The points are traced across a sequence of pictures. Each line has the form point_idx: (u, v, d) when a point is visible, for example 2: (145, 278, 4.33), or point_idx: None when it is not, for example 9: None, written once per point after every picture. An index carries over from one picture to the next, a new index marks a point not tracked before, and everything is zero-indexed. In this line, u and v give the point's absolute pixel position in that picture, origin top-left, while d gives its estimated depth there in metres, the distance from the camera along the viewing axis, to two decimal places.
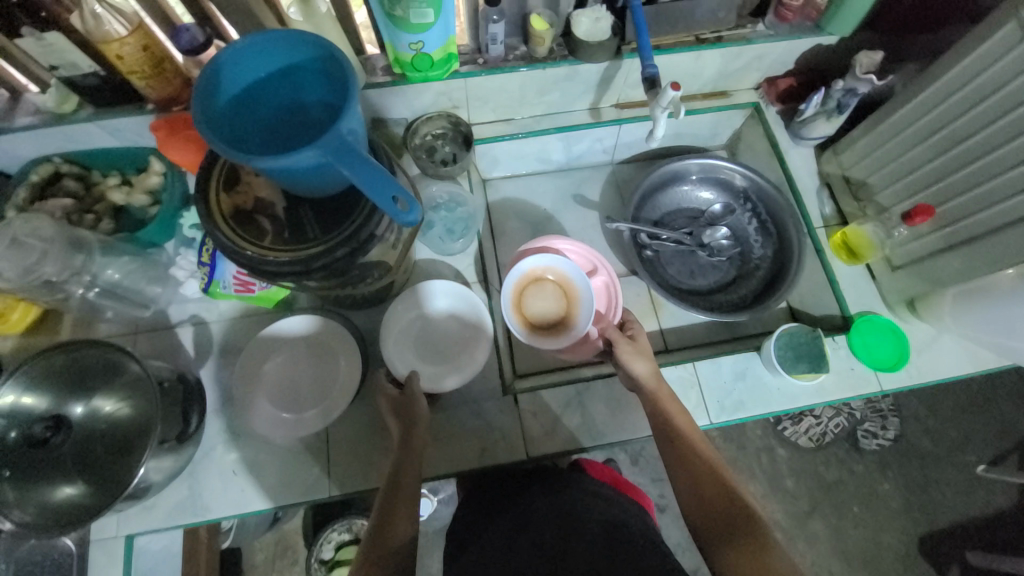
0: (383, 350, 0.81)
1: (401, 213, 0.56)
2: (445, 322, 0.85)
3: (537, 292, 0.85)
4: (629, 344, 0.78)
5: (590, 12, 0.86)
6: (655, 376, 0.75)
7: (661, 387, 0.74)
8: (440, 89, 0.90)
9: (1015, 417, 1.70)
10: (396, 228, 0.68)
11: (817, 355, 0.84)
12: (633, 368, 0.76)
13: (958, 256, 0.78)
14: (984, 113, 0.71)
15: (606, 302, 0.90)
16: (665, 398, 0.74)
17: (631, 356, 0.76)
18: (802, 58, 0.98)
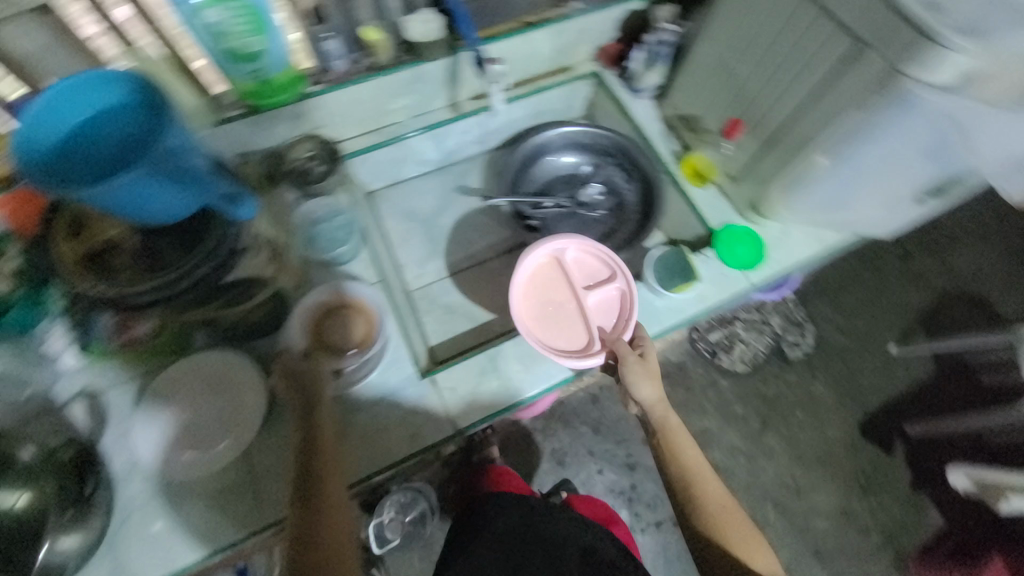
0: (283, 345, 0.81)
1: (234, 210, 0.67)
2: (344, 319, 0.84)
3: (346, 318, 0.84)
4: (639, 365, 0.82)
5: (418, 17, 0.93)
6: (659, 402, 0.86)
7: (667, 414, 0.85)
8: (295, 112, 0.93)
9: (910, 297, 1.90)
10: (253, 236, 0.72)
11: (687, 268, 0.95)
12: (642, 388, 0.83)
13: (777, 154, 0.88)
14: (753, 32, 0.84)
15: (623, 311, 0.87)
16: (671, 425, 0.86)
17: (638, 378, 0.82)
18: (620, 24, 1.11)
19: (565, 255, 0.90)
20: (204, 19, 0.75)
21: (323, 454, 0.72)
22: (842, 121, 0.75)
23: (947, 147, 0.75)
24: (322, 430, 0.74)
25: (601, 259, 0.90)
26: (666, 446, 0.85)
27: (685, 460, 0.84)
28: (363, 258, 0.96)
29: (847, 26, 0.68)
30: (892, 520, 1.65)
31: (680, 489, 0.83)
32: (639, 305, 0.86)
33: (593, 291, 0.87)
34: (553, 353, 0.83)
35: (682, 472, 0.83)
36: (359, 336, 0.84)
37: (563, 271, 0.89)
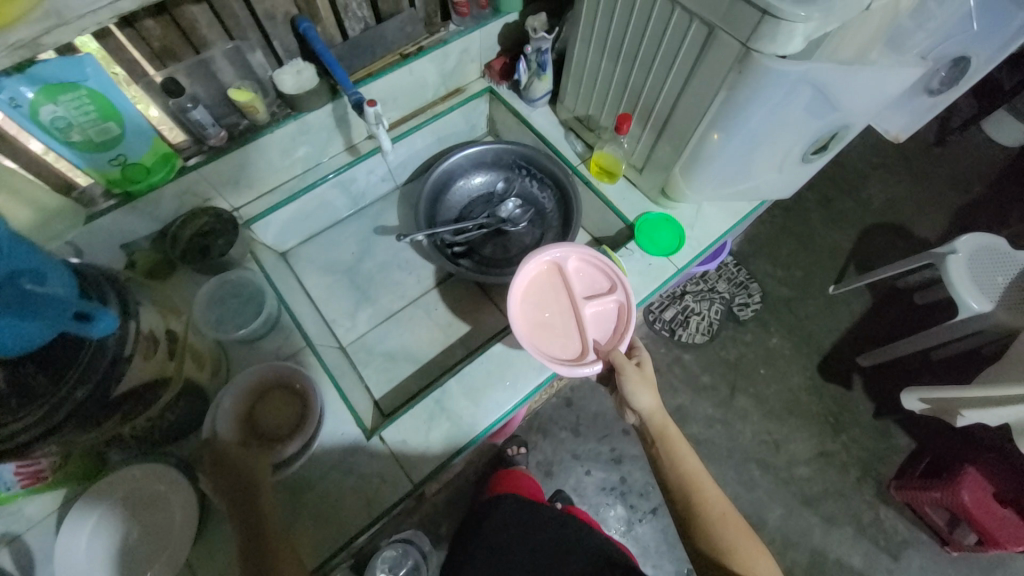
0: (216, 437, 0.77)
1: (92, 328, 0.59)
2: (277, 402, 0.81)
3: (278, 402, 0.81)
4: (637, 373, 0.85)
5: (289, 68, 0.90)
6: (656, 412, 0.88)
7: (666, 422, 0.86)
8: (178, 190, 0.87)
9: (835, 236, 2.01)
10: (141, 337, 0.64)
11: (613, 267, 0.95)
12: (639, 395, 0.85)
13: (667, 141, 0.90)
14: (617, 30, 0.85)
15: (619, 323, 0.86)
16: (670, 434, 0.86)
17: (636, 387, 0.85)
18: (501, 39, 1.11)
19: (565, 264, 0.88)
20: (40, 116, 0.68)
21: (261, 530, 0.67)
22: (717, 101, 0.76)
23: (816, 108, 0.77)
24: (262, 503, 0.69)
25: (600, 270, 0.89)
26: (665, 454, 0.85)
27: (687, 469, 0.84)
28: (282, 325, 0.90)
29: (696, 13, 0.69)
30: (865, 451, 1.73)
31: (680, 496, 0.83)
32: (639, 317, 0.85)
33: (591, 302, 0.86)
34: (554, 363, 0.80)
35: (681, 479, 0.84)
36: (296, 418, 0.81)
37: (563, 279, 0.87)
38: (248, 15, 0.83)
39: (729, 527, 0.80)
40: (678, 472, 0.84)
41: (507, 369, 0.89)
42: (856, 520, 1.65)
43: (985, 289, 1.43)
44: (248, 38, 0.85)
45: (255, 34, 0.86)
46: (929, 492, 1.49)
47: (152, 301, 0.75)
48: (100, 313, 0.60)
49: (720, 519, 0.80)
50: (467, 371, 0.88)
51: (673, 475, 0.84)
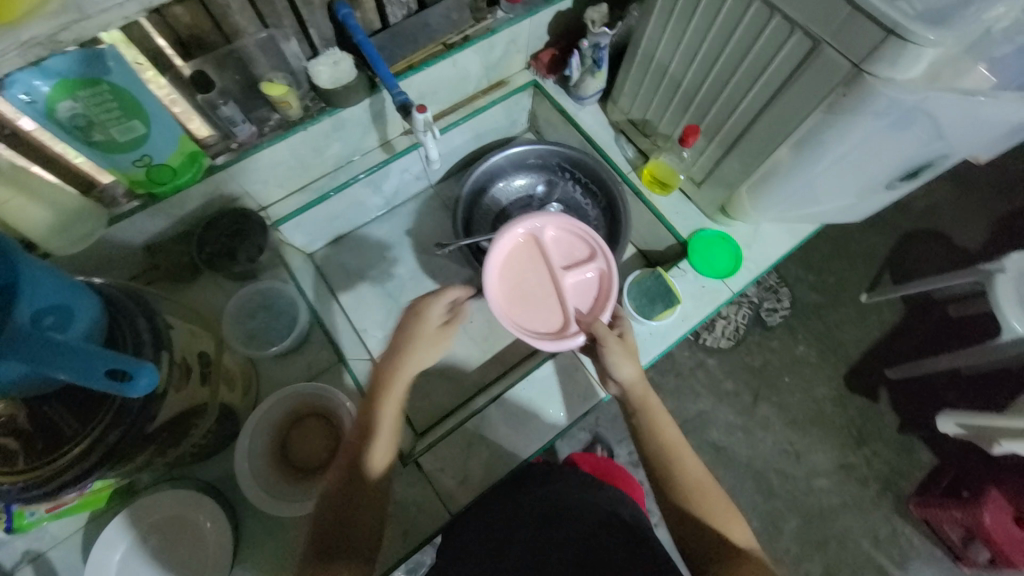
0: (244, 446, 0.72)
1: (128, 386, 0.48)
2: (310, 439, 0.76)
3: (313, 434, 0.76)
4: (619, 343, 0.75)
5: (326, 57, 0.81)
6: (639, 381, 0.76)
7: (647, 391, 0.75)
8: (206, 190, 0.81)
9: (874, 245, 1.75)
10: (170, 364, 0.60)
11: (665, 292, 0.91)
12: (623, 368, 0.75)
13: (738, 158, 0.82)
14: (695, 32, 0.76)
15: (601, 293, 0.83)
16: (652, 404, 0.75)
17: (620, 360, 0.75)
18: (551, 29, 1.02)
19: (542, 233, 0.84)
20: (57, 113, 0.61)
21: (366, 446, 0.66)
22: (808, 123, 0.68)
23: (919, 135, 0.69)
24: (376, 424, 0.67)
25: (578, 237, 0.85)
26: (647, 425, 0.73)
27: (666, 438, 0.72)
28: (313, 340, 0.86)
29: (800, 24, 0.61)
30: (888, 467, 1.53)
31: (656, 465, 0.70)
32: (618, 286, 0.82)
33: (570, 272, 0.83)
34: (531, 336, 0.79)
35: (654, 442, 0.72)
36: (337, 441, 0.76)
37: (542, 247, 0.83)
38: (283, 0, 0.75)
39: (712, 501, 0.66)
40: (657, 442, 0.72)
41: (551, 398, 0.86)
42: (871, 535, 1.48)
43: None
44: (283, 26, 0.77)
45: (290, 20, 0.78)
46: (947, 510, 1.37)
47: (174, 314, 0.70)
48: (138, 370, 0.48)
49: (696, 486, 0.67)
50: (509, 396, 0.86)
51: (653, 446, 0.72)
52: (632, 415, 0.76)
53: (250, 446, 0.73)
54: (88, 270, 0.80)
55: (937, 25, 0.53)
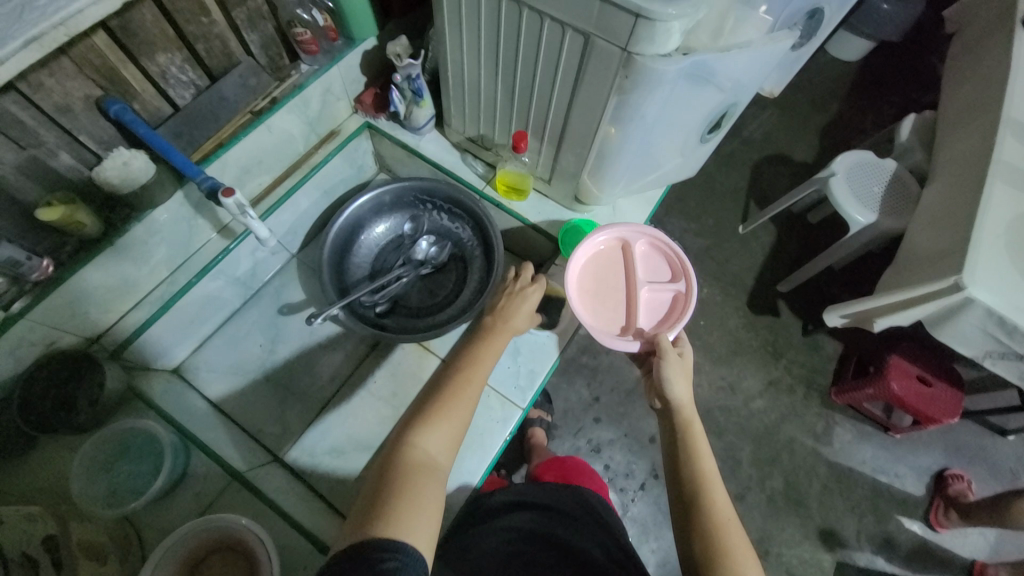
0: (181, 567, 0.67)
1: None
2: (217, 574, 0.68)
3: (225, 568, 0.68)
4: (678, 364, 0.76)
5: (112, 160, 0.73)
6: (688, 406, 0.75)
7: (694, 417, 0.73)
8: (10, 345, 0.69)
9: (735, 180, 1.90)
10: None
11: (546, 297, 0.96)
12: (672, 388, 0.75)
13: (569, 150, 0.86)
14: (488, 47, 0.78)
15: (669, 314, 0.84)
16: (694, 431, 0.73)
17: (676, 376, 0.76)
18: (363, 71, 1.00)
19: (634, 243, 0.89)
20: None
21: (444, 414, 0.63)
22: (610, 105, 0.72)
23: (706, 92, 0.76)
24: (467, 391, 0.67)
25: (668, 258, 0.89)
26: (686, 446, 0.71)
27: (703, 468, 0.69)
28: (196, 467, 0.76)
29: (567, 22, 0.64)
30: (805, 369, 1.64)
31: (687, 491, 0.68)
32: (694, 307, 0.82)
33: (649, 285, 0.86)
34: (597, 333, 0.81)
35: (694, 475, 0.68)
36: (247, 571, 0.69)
37: (631, 259, 0.88)
38: (36, 115, 0.65)
39: (734, 537, 0.62)
40: (693, 467, 0.69)
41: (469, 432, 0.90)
42: (812, 434, 1.57)
43: (865, 200, 1.39)
44: (45, 142, 0.68)
45: (53, 134, 0.68)
46: (862, 390, 1.47)
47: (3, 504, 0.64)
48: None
49: (728, 520, 0.64)
50: None
51: (687, 469, 0.69)
52: (675, 436, 0.74)
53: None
54: None
55: None
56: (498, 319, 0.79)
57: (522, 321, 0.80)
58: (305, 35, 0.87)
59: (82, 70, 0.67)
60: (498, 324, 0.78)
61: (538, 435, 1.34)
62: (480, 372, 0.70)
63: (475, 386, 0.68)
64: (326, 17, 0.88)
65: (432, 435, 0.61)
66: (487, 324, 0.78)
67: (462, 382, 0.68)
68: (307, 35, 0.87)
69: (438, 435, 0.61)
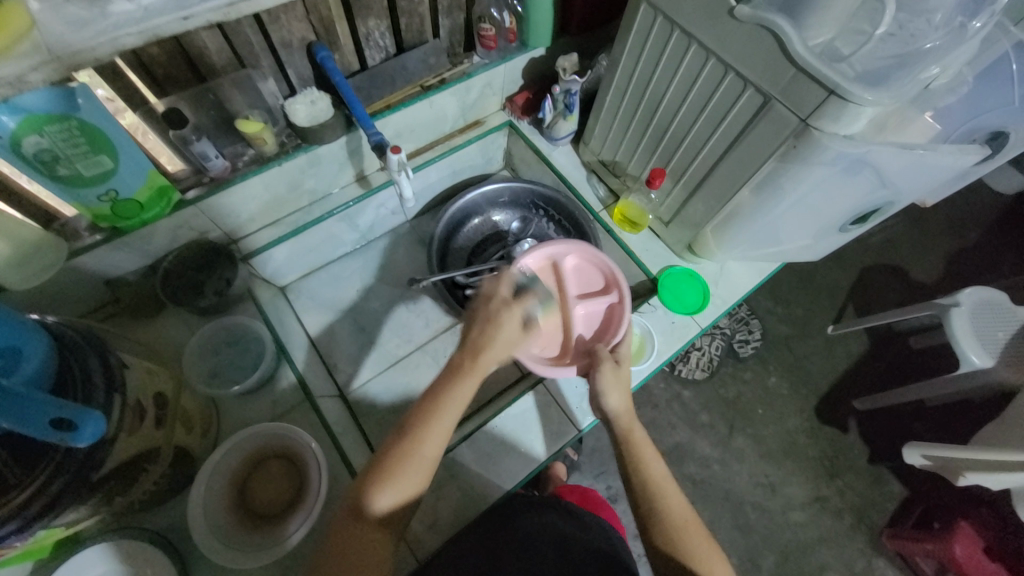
0: (240, 464, 0.73)
1: (72, 435, 0.48)
2: (266, 485, 0.73)
3: (271, 479, 0.73)
4: (614, 370, 0.74)
5: (302, 97, 0.82)
6: (626, 413, 0.73)
7: (632, 425, 0.71)
8: (174, 224, 0.79)
9: (838, 277, 1.76)
10: (115, 408, 0.56)
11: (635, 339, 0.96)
12: (608, 398, 0.73)
13: (699, 200, 0.87)
14: (659, 83, 0.81)
15: (607, 326, 0.86)
16: (636, 439, 0.71)
17: (610, 387, 0.73)
18: (524, 75, 1.06)
19: (563, 260, 0.90)
20: (20, 148, 0.59)
21: (392, 474, 0.57)
22: (763, 169, 0.72)
23: (867, 182, 0.73)
24: (421, 450, 0.59)
25: (599, 270, 0.90)
26: (629, 459, 0.69)
27: (650, 475, 0.67)
28: (279, 378, 0.85)
29: (752, 81, 0.66)
30: (860, 498, 1.47)
31: (640, 501, 0.67)
32: (628, 317, 0.83)
33: (583, 300, 0.87)
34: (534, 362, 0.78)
35: (643, 487, 0.67)
36: (295, 487, 0.73)
37: (561, 275, 0.89)
38: (263, 42, 0.76)
39: (692, 537, 0.63)
40: (641, 477, 0.67)
41: (527, 429, 0.87)
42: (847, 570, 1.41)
43: (986, 343, 1.25)
44: (261, 65, 0.78)
45: (269, 61, 0.79)
46: (921, 542, 1.28)
47: (131, 352, 0.67)
48: (84, 418, 0.49)
49: (679, 522, 0.64)
50: (486, 432, 0.85)
51: (634, 482, 0.68)
52: (619, 449, 0.71)
53: (205, 493, 0.69)
54: (39, 306, 0.76)
55: (874, 84, 0.58)
56: (468, 353, 0.64)
57: (502, 347, 0.65)
58: (490, 30, 0.94)
59: (309, 15, 0.77)
60: (468, 360, 0.63)
61: (558, 469, 1.29)
62: (441, 422, 0.60)
63: (431, 441, 0.60)
64: (512, 20, 0.95)
65: (379, 491, 0.57)
66: (455, 360, 0.64)
67: (412, 441, 0.59)
68: (490, 32, 0.93)
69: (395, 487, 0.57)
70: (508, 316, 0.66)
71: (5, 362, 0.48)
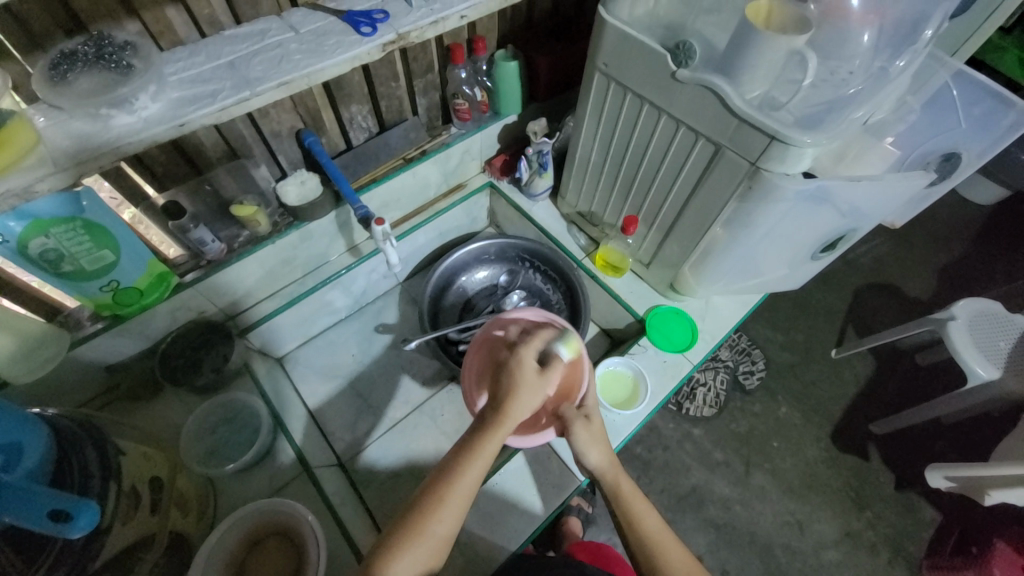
0: (238, 544, 0.72)
1: (68, 526, 0.48)
2: (267, 565, 0.71)
3: (270, 559, 0.72)
4: (584, 425, 0.70)
5: (293, 179, 0.89)
6: (609, 465, 0.70)
7: (620, 479, 0.70)
8: (172, 307, 0.82)
9: (833, 300, 1.78)
10: (110, 495, 0.57)
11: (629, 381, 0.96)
12: (587, 458, 0.69)
13: (673, 241, 0.90)
14: (621, 138, 0.87)
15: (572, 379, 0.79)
16: (625, 492, 0.69)
17: (587, 444, 0.69)
18: (500, 140, 1.14)
19: None
20: (26, 250, 0.63)
21: (402, 548, 0.56)
22: (727, 209, 0.77)
23: (826, 211, 0.77)
24: (433, 526, 0.57)
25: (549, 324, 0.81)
26: (624, 517, 0.67)
27: (648, 531, 0.66)
28: (277, 451, 0.85)
29: (702, 132, 0.72)
30: (893, 530, 1.40)
31: (643, 566, 0.64)
32: (588, 364, 0.75)
33: None
34: None
35: (642, 547, 0.65)
36: (293, 566, 0.72)
37: None
38: (255, 135, 0.83)
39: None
40: (638, 537, 0.66)
41: (527, 484, 0.85)
42: None
43: (988, 354, 1.24)
44: (253, 155, 0.85)
45: (260, 150, 0.86)
46: None
47: (128, 438, 0.67)
48: (80, 509, 0.49)
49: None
50: (486, 490, 0.84)
51: (633, 540, 0.66)
52: (611, 508, 0.69)
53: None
54: (39, 398, 0.77)
55: (810, 127, 0.63)
56: (490, 409, 0.63)
57: (525, 401, 0.62)
58: (463, 104, 1.01)
59: (297, 108, 0.85)
60: (490, 416, 0.62)
61: (574, 524, 1.25)
62: (456, 492, 0.59)
63: (447, 516, 0.58)
64: (483, 94, 1.04)
65: (395, 569, 0.55)
66: (478, 418, 0.63)
67: (426, 516, 0.58)
68: (464, 105, 1.01)
69: (407, 562, 0.56)
70: (520, 359, 0.65)
71: (6, 457, 0.50)
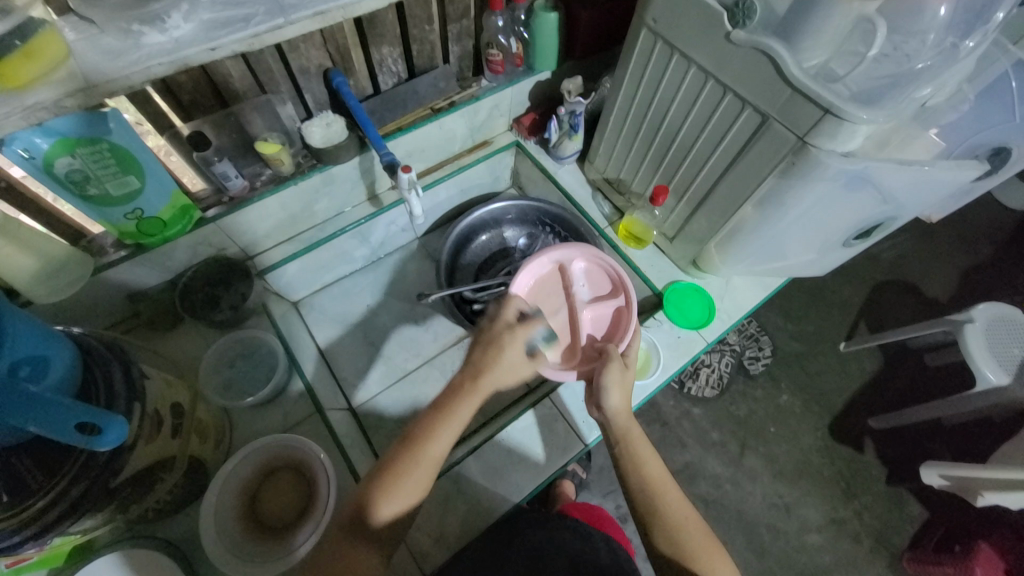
0: (253, 473, 0.75)
1: (97, 438, 0.51)
2: (278, 495, 0.74)
3: (282, 490, 0.75)
4: (620, 372, 0.71)
5: (318, 120, 0.86)
6: (623, 412, 0.71)
7: (631, 425, 0.70)
8: (193, 241, 0.82)
9: (849, 294, 1.75)
10: (135, 416, 0.58)
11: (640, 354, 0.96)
12: (608, 398, 0.70)
13: (702, 215, 0.88)
14: (660, 103, 0.83)
15: (614, 328, 0.86)
16: (633, 438, 0.70)
17: (614, 385, 0.70)
18: (530, 97, 1.10)
19: (570, 263, 0.90)
20: (53, 168, 0.63)
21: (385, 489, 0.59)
22: (764, 185, 0.74)
23: (866, 196, 0.74)
24: (410, 478, 0.60)
25: (607, 274, 0.90)
26: (627, 460, 0.69)
27: (649, 473, 0.68)
28: (290, 391, 0.87)
29: (749, 101, 0.68)
30: (878, 521, 1.43)
31: (641, 509, 0.66)
32: (636, 322, 0.82)
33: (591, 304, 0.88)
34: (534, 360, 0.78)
35: (642, 495, 0.67)
36: (303, 498, 0.75)
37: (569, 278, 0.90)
38: (282, 69, 0.81)
39: (692, 535, 0.64)
40: (638, 478, 0.67)
41: (534, 441, 0.87)
42: None
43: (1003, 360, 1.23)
44: (280, 91, 0.83)
45: (287, 86, 0.84)
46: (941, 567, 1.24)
47: (150, 363, 0.69)
48: (108, 424, 0.51)
49: (679, 524, 0.64)
50: (493, 445, 0.85)
51: (635, 483, 0.68)
52: (616, 450, 0.70)
53: (218, 502, 0.70)
54: (63, 318, 0.79)
55: (867, 103, 0.60)
56: (469, 375, 0.66)
57: (501, 373, 0.66)
58: (497, 55, 0.97)
59: (327, 44, 0.82)
60: (467, 382, 0.65)
61: (567, 487, 1.29)
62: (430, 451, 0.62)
63: (420, 470, 0.61)
64: (519, 46, 0.99)
65: (378, 504, 0.59)
66: (455, 381, 0.66)
67: (408, 467, 0.60)
68: (498, 57, 0.97)
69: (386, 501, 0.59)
70: (511, 338, 0.67)
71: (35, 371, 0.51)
